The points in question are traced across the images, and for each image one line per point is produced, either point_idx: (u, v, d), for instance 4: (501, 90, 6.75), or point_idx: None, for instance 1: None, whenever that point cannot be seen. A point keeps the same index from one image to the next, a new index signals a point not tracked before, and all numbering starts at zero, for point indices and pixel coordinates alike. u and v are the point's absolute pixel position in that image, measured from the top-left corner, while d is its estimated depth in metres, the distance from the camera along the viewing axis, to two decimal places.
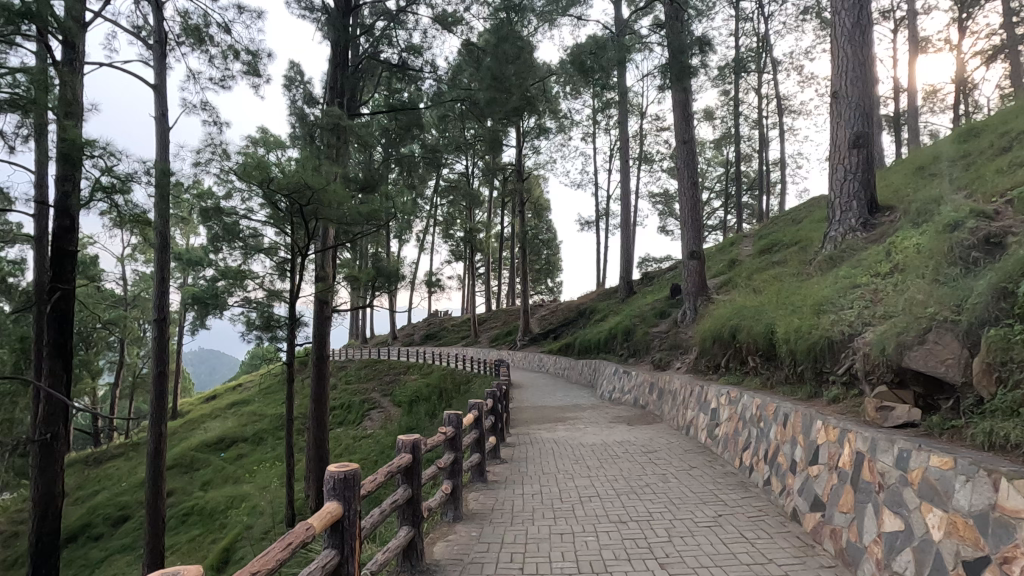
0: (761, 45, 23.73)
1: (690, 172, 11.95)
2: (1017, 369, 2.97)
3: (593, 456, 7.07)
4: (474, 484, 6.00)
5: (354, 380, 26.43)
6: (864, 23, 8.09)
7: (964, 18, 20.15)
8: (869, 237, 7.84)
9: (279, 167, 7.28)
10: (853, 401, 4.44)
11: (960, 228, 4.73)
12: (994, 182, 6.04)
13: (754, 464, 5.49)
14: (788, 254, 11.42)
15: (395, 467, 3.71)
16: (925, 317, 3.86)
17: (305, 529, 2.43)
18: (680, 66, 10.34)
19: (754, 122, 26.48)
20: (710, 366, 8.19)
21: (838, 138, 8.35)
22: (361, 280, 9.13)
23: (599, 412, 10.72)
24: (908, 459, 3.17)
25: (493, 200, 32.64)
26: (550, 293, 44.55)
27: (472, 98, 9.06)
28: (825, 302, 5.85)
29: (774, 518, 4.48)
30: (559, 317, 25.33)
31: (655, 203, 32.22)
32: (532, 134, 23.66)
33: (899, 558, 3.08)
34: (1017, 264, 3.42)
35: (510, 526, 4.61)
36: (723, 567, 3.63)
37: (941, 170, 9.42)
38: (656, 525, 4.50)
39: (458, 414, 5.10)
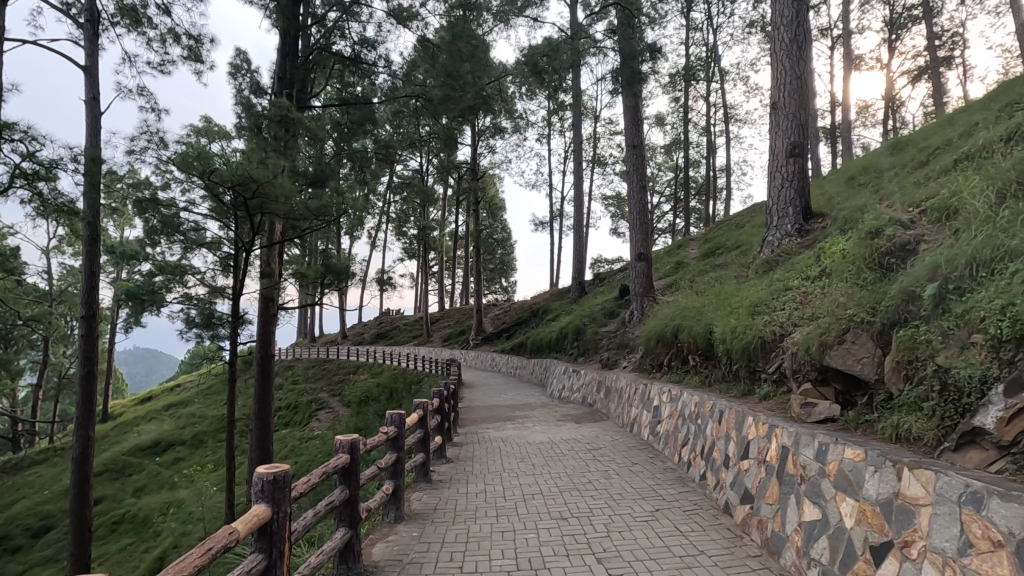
0: (710, 54, 24.59)
1: (640, 176, 12.25)
2: (921, 367, 3.20)
3: (539, 454, 7.13)
4: (419, 484, 5.92)
5: (301, 380, 25.68)
6: (801, 38, 8.47)
7: (892, 39, 21.58)
8: (804, 242, 8.22)
9: (222, 159, 6.84)
10: (781, 398, 4.66)
11: (881, 235, 5.03)
12: (913, 192, 6.46)
13: (691, 459, 5.69)
14: (729, 257, 11.85)
15: (332, 468, 3.62)
16: (845, 319, 4.10)
17: (228, 533, 2.34)
18: (631, 71, 10.60)
19: (702, 129, 27.41)
20: (653, 365, 8.42)
21: (776, 147, 8.76)
22: (309, 277, 8.83)
23: (549, 411, 10.82)
24: (826, 453, 3.36)
25: (447, 199, 32.46)
26: (504, 293, 44.72)
27: (427, 94, 8.94)
28: (760, 304, 6.11)
29: (707, 511, 4.66)
30: (512, 317, 25.45)
31: (608, 205, 32.87)
32: (487, 133, 23.64)
33: (816, 546, 3.27)
34: (924, 269, 3.66)
35: (453, 526, 4.58)
36: (656, 560, 3.74)
37: (868, 182, 10.03)
38: (595, 521, 4.58)
39: (401, 414, 5.04)
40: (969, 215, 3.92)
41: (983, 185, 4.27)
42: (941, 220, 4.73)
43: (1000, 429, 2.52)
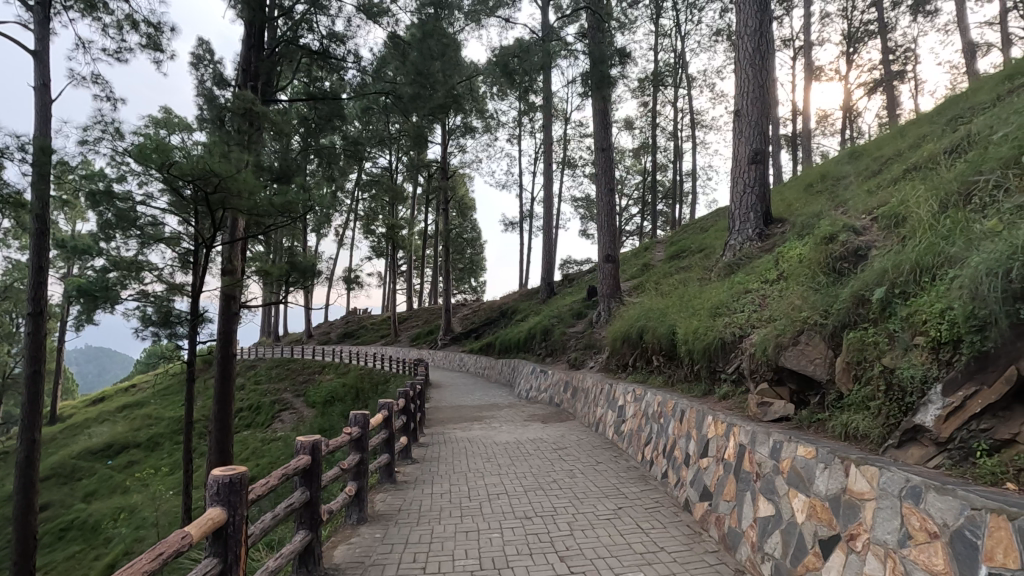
0: (678, 61, 25.08)
1: (608, 179, 12.40)
2: (869, 367, 3.35)
3: (505, 454, 7.14)
4: (383, 486, 5.86)
5: (264, 381, 25.07)
6: (764, 48, 8.72)
7: (850, 52, 22.45)
8: (764, 246, 8.46)
9: (182, 151, 6.58)
10: (739, 397, 4.80)
11: (836, 240, 5.21)
12: (866, 200, 6.74)
13: (654, 457, 5.80)
14: (693, 260, 12.11)
15: (292, 469, 3.55)
16: (800, 321, 4.25)
17: (181, 538, 2.27)
18: (600, 74, 10.72)
19: (670, 134, 27.95)
20: (619, 365, 8.54)
21: (739, 153, 9.00)
22: (273, 275, 8.62)
23: (516, 411, 10.85)
24: (780, 450, 3.48)
25: (416, 198, 32.20)
26: (473, 293, 44.63)
27: (396, 91, 8.83)
28: (721, 306, 6.27)
29: (668, 509, 4.76)
30: (481, 317, 25.43)
31: (577, 206, 33.19)
32: (458, 132, 23.57)
33: (770, 540, 3.38)
34: (872, 274, 3.80)
35: (417, 526, 4.56)
36: (617, 557, 3.80)
37: (825, 189, 10.41)
38: (559, 519, 4.63)
39: (365, 414, 4.98)
40: (915, 223, 4.10)
41: (929, 194, 4.46)
42: (891, 226, 4.93)
43: (939, 426, 2.67)
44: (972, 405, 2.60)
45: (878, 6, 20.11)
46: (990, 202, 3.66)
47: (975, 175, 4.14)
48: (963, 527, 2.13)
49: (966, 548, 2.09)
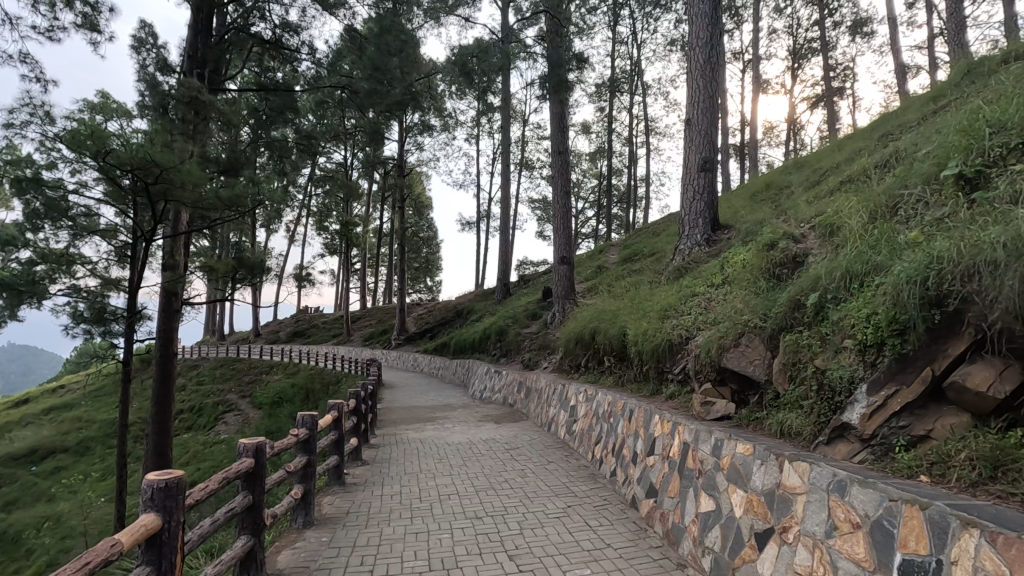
0: (634, 68, 25.68)
1: (564, 182, 12.54)
2: (803, 368, 3.54)
3: (457, 455, 7.12)
4: (331, 488, 5.73)
5: (207, 381, 24.04)
6: (714, 60, 9.04)
7: (795, 67, 23.59)
8: (711, 251, 8.78)
9: (120, 139, 6.23)
10: (684, 397, 4.97)
11: (776, 247, 5.45)
12: (805, 209, 7.10)
13: (603, 456, 5.91)
14: (645, 263, 12.41)
15: (234, 473, 3.43)
16: (741, 324, 4.44)
17: (109, 546, 2.16)
18: (558, 78, 10.85)
19: (625, 139, 28.55)
20: (572, 366, 8.68)
21: (689, 161, 9.30)
22: (218, 271, 8.29)
23: (469, 411, 10.85)
24: (721, 447, 3.62)
25: (372, 195, 31.66)
26: (428, 293, 44.25)
27: (352, 86, 8.62)
28: (669, 308, 6.46)
29: (616, 506, 4.87)
30: (435, 317, 25.24)
31: (534, 208, 33.46)
32: (415, 130, 23.32)
33: (710, 534, 3.52)
34: (808, 280, 4.01)
35: (365, 529, 4.49)
36: (565, 555, 3.87)
37: (769, 198, 10.89)
38: (509, 518, 4.67)
39: (313, 416, 4.86)
40: (847, 233, 4.34)
41: (861, 205, 4.73)
42: (826, 235, 5.21)
43: (863, 424, 2.85)
44: (892, 404, 2.79)
45: (821, 25, 21.22)
46: (913, 214, 3.91)
47: (901, 189, 4.42)
48: (882, 517, 2.29)
49: (884, 537, 2.25)
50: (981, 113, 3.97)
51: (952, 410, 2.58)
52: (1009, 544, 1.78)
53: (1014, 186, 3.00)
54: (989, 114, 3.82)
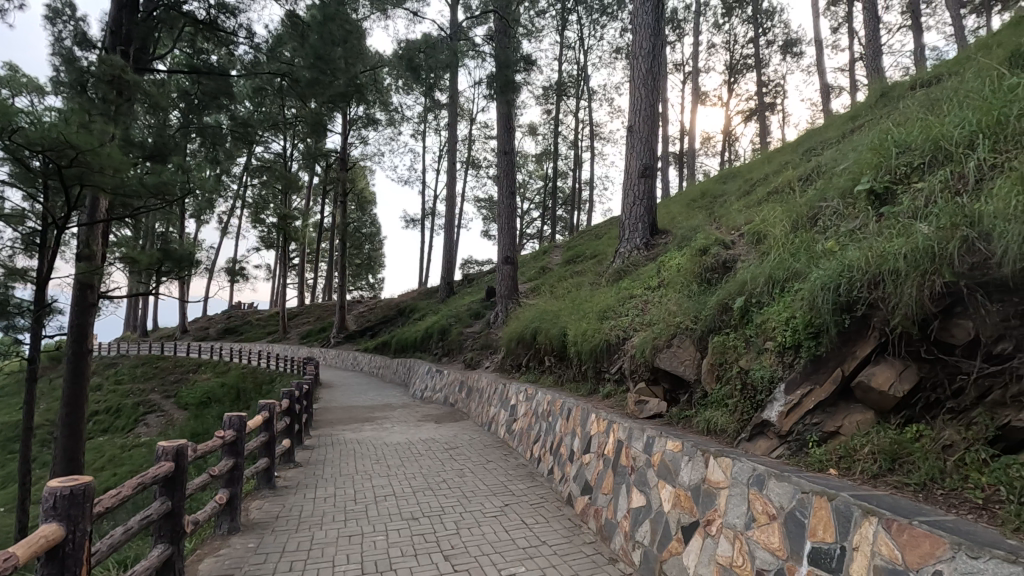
0: (581, 73, 26.16)
1: (509, 182, 12.61)
2: (729, 368, 3.72)
3: (395, 455, 7.01)
4: (260, 491, 5.50)
5: (126, 380, 22.45)
6: (655, 70, 9.34)
7: (731, 81, 24.77)
8: (649, 255, 9.07)
9: (30, 117, 5.71)
10: (620, 396, 5.11)
11: (708, 253, 5.70)
12: (736, 217, 7.47)
13: (542, 455, 5.99)
14: (587, 266, 12.65)
15: (152, 477, 3.23)
16: (673, 326, 4.63)
17: (5, 560, 1.98)
18: (505, 78, 10.89)
19: (571, 142, 29.03)
20: (513, 365, 8.74)
21: (630, 167, 9.56)
22: (141, 263, 7.76)
23: (409, 411, 10.70)
24: (652, 444, 3.75)
25: (312, 188, 30.63)
26: (370, 291, 43.31)
27: (293, 74, 8.28)
28: (608, 310, 6.63)
29: (552, 504, 4.94)
30: (377, 315, 24.71)
31: (480, 207, 33.45)
32: (359, 123, 22.76)
33: (641, 529, 3.63)
34: (735, 285, 4.21)
35: (296, 533, 4.34)
36: (501, 553, 3.88)
37: (704, 205, 11.37)
38: (446, 518, 4.64)
39: (241, 417, 4.64)
40: (772, 241, 4.60)
41: (785, 215, 5.02)
42: (753, 242, 5.49)
43: (781, 421, 3.03)
44: (806, 402, 2.99)
45: (755, 43, 22.39)
46: (830, 225, 4.19)
47: (821, 202, 4.73)
48: (795, 508, 2.44)
49: (797, 527, 2.40)
50: (891, 134, 4.30)
51: (858, 408, 2.79)
52: (902, 529, 1.95)
53: (916, 201, 3.27)
54: (897, 135, 4.15)
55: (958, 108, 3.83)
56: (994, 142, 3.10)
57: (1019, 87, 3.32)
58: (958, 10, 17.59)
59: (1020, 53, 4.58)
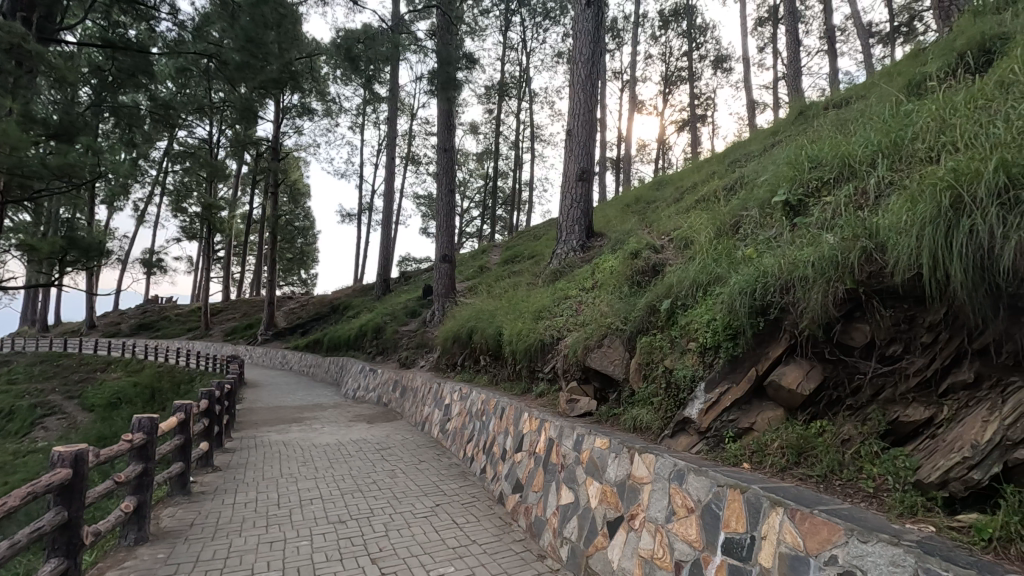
0: (523, 74, 26.36)
1: (448, 180, 12.51)
2: (654, 368, 3.87)
3: (323, 457, 6.79)
4: (173, 498, 5.16)
5: (21, 380, 20.39)
6: (593, 78, 9.56)
7: (665, 92, 25.76)
8: (585, 257, 9.27)
9: None
10: (552, 395, 5.21)
11: (639, 256, 5.89)
12: (667, 222, 7.76)
13: (474, 454, 5.99)
14: (524, 266, 12.76)
15: (45, 485, 2.95)
16: (604, 326, 4.76)
17: None
18: (446, 76, 10.77)
19: (512, 143, 29.22)
20: (448, 364, 8.70)
21: (569, 170, 9.73)
22: (41, 252, 7.06)
23: (340, 411, 10.40)
24: (581, 442, 3.83)
25: (240, 177, 29.11)
26: (302, 286, 41.69)
27: (220, 56, 7.81)
28: (544, 310, 6.71)
29: (483, 503, 4.94)
30: (308, 312, 23.84)
31: (419, 203, 33.04)
32: (293, 112, 21.85)
33: (568, 525, 3.71)
34: (662, 287, 4.37)
35: (211, 541, 4.10)
36: (429, 554, 3.85)
37: (638, 210, 11.75)
38: (374, 520, 4.54)
39: (152, 418, 4.32)
40: (698, 246, 4.81)
41: (710, 222, 5.28)
42: (682, 247, 5.73)
43: (701, 417, 3.18)
44: (724, 400, 3.15)
45: (689, 56, 23.40)
46: (750, 233, 4.45)
47: (742, 211, 5.02)
48: (711, 501, 2.57)
49: (712, 519, 2.53)
50: (804, 150, 4.62)
51: (770, 405, 2.98)
52: (804, 518, 2.09)
53: (825, 214, 3.53)
54: (810, 151, 4.45)
55: (862, 129, 4.16)
56: (892, 161, 3.38)
57: (914, 113, 3.65)
58: (867, 39, 19.15)
59: (916, 83, 5.04)
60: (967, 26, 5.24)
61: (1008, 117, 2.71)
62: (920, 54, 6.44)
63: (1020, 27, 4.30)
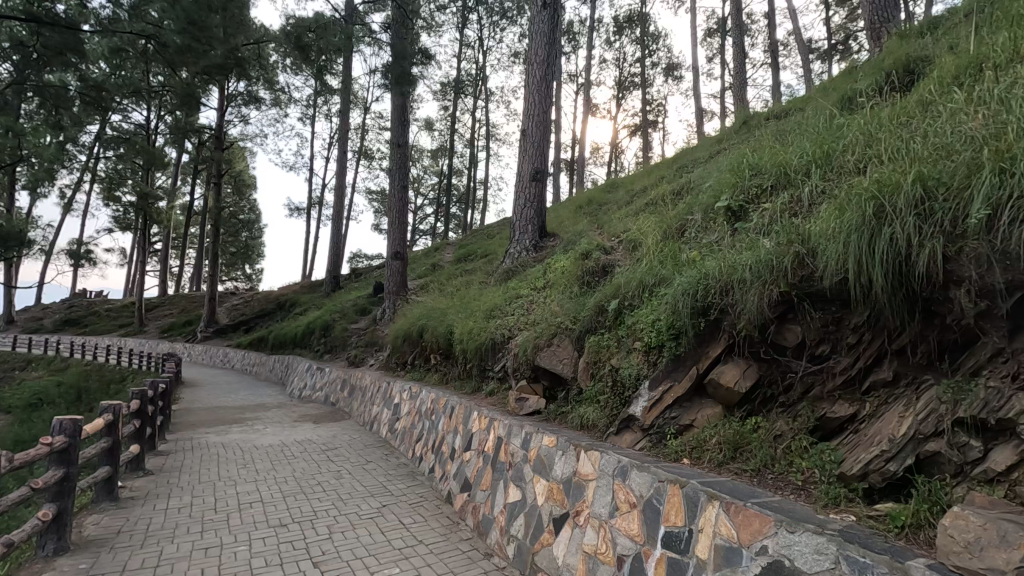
0: (479, 72, 26.28)
1: (402, 176, 12.32)
2: (602, 366, 3.94)
3: (266, 458, 6.56)
4: (99, 505, 4.85)
5: None
6: (548, 79, 9.65)
7: (619, 97, 26.29)
8: (537, 257, 9.33)
9: None
10: (502, 393, 5.22)
11: (590, 257, 5.99)
12: (618, 224, 7.93)
13: (423, 453, 5.93)
14: (477, 265, 12.74)
15: None
16: (554, 326, 4.81)
17: None
18: (401, 70, 10.60)
19: (467, 141, 29.07)
20: (399, 363, 8.58)
21: (522, 170, 9.77)
22: None
23: (285, 411, 10.07)
24: (529, 440, 3.86)
25: (181, 166, 27.68)
26: (246, 282, 40.13)
27: (159, 38, 7.28)
28: (495, 308, 6.72)
29: (431, 502, 4.91)
30: (252, 308, 22.96)
31: (372, 199, 32.39)
32: (240, 100, 20.96)
33: (515, 522, 3.73)
34: (610, 288, 4.46)
35: (141, 549, 3.89)
36: (375, 557, 3.77)
37: (590, 212, 11.93)
38: (317, 523, 4.42)
39: (74, 420, 4.04)
40: (646, 248, 4.94)
41: (657, 225, 5.43)
42: (630, 249, 5.87)
43: (645, 415, 3.26)
44: (666, 398, 3.25)
45: (642, 63, 23.97)
46: (694, 236, 4.61)
47: (688, 215, 5.19)
48: (652, 496, 2.64)
49: (653, 513, 2.60)
50: (746, 158, 4.82)
51: (709, 402, 3.09)
52: (738, 511, 2.18)
53: (764, 219, 3.69)
54: (751, 160, 4.66)
55: (799, 141, 4.39)
56: (824, 171, 3.57)
57: (845, 127, 3.88)
58: (807, 55, 20.13)
59: (848, 98, 5.35)
60: (894, 48, 5.60)
61: (926, 134, 2.92)
62: (854, 71, 6.83)
63: (939, 51, 4.63)
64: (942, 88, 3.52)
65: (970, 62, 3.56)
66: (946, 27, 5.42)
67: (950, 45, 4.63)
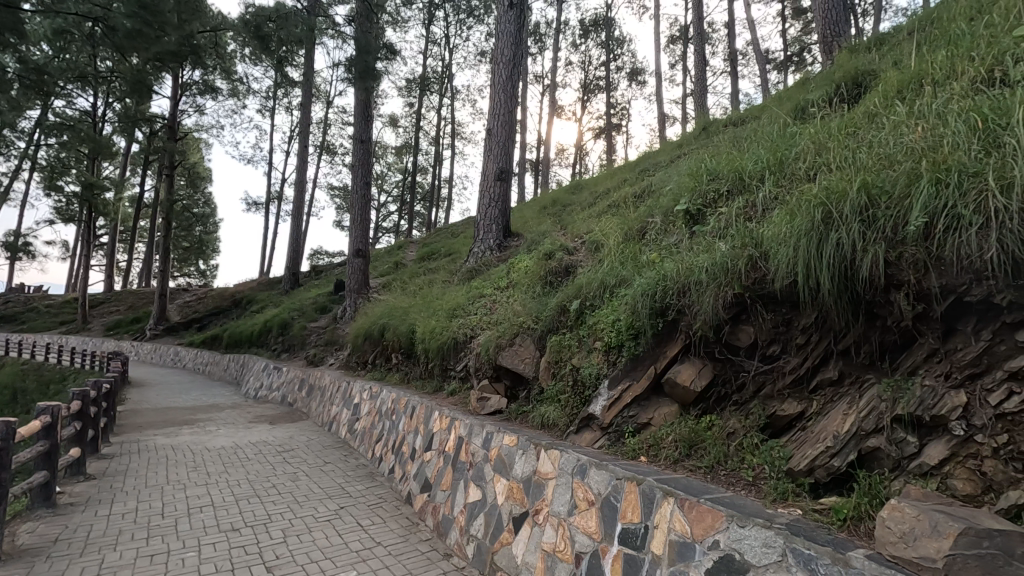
0: (445, 70, 26.10)
1: (365, 172, 12.12)
2: (563, 366, 3.97)
3: (218, 461, 6.34)
4: (34, 512, 4.58)
5: None
6: (514, 79, 9.67)
7: (584, 99, 26.57)
8: (501, 256, 9.34)
9: None
10: (464, 393, 5.20)
11: (553, 257, 6.03)
12: (581, 225, 8.01)
13: (383, 454, 5.84)
14: (441, 263, 12.66)
15: None
16: (517, 325, 4.82)
17: None
18: (364, 64, 10.42)
19: (432, 138, 28.84)
20: (359, 362, 8.44)
21: (487, 169, 9.76)
22: None
23: (240, 412, 9.76)
24: (490, 440, 3.86)
25: (130, 157, 26.45)
26: (199, 278, 38.68)
27: (108, 21, 6.92)
28: (458, 308, 6.69)
29: (391, 503, 4.85)
30: (206, 305, 22.15)
31: (333, 195, 31.74)
32: (194, 89, 20.18)
33: (475, 522, 3.73)
34: (572, 288, 4.51)
35: (81, 558, 3.70)
36: (331, 559, 3.70)
37: (554, 212, 12.02)
38: (272, 526, 4.30)
39: (9, 422, 3.80)
40: (607, 249, 5.02)
41: (619, 227, 5.51)
42: (593, 250, 5.95)
43: (604, 414, 3.31)
44: (625, 397, 3.30)
45: (607, 67, 24.30)
46: (654, 238, 4.71)
47: (648, 217, 5.29)
48: (610, 494, 2.68)
49: (610, 511, 2.64)
50: (705, 163, 4.94)
51: (666, 401, 3.16)
52: (692, 507, 2.23)
53: (720, 223, 3.80)
54: (709, 165, 4.79)
55: (754, 148, 4.53)
56: (777, 177, 3.70)
57: (796, 135, 4.04)
58: (764, 65, 20.82)
59: (801, 108, 5.55)
60: (844, 61, 5.85)
61: (871, 144, 3.07)
62: (807, 82, 7.10)
63: (884, 66, 4.87)
64: (886, 101, 3.70)
65: (912, 77, 3.75)
66: (891, 44, 5.71)
67: (895, 61, 4.87)
